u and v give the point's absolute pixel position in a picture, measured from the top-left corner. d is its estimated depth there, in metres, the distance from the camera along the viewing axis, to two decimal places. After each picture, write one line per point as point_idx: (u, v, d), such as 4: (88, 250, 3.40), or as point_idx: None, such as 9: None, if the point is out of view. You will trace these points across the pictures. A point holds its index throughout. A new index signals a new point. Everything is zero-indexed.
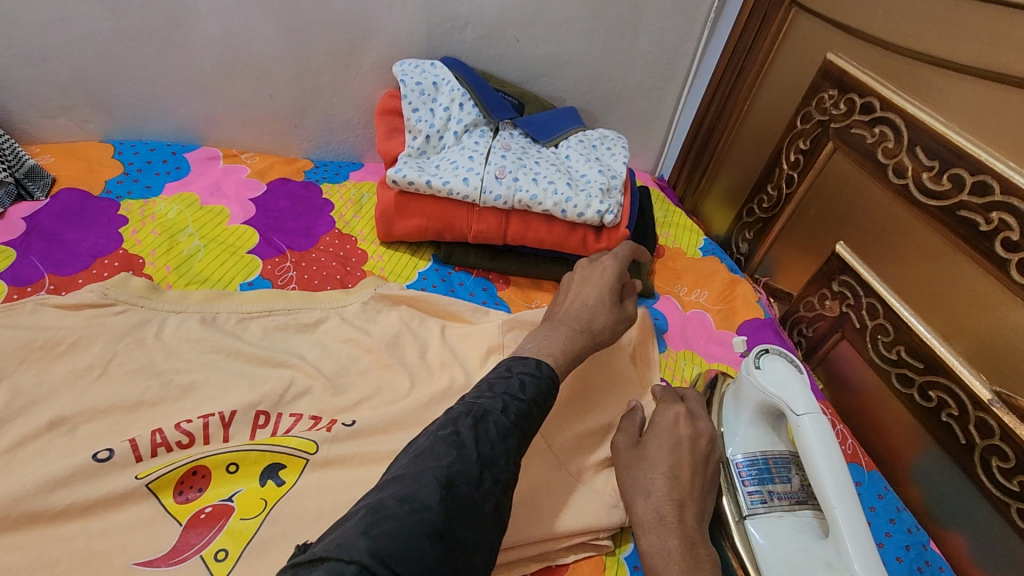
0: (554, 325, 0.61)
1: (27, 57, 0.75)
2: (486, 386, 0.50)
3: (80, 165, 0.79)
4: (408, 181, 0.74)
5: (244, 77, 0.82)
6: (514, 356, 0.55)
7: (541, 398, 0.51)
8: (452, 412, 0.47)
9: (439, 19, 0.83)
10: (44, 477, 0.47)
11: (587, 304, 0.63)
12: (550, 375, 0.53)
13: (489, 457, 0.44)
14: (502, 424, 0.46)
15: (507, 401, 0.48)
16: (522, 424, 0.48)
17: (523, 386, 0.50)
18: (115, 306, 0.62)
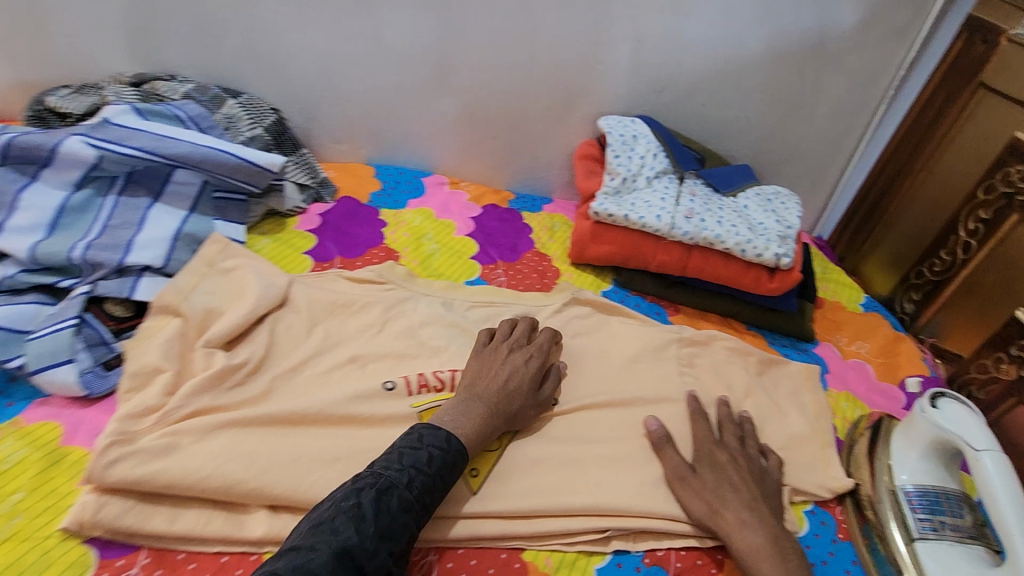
0: (471, 401, 0.64)
1: (332, 97, 0.98)
2: (395, 457, 0.56)
3: (353, 181, 1.02)
4: (608, 214, 0.88)
5: (479, 121, 1.02)
6: (426, 424, 0.60)
7: (445, 472, 0.57)
8: (360, 481, 0.53)
9: (642, 85, 0.99)
10: (356, 392, 0.65)
11: (504, 387, 0.66)
12: (457, 450, 0.58)
13: (388, 530, 0.50)
14: (405, 498, 0.52)
15: (413, 475, 0.54)
16: (425, 498, 0.54)
17: (429, 460, 0.56)
18: (388, 284, 0.82)
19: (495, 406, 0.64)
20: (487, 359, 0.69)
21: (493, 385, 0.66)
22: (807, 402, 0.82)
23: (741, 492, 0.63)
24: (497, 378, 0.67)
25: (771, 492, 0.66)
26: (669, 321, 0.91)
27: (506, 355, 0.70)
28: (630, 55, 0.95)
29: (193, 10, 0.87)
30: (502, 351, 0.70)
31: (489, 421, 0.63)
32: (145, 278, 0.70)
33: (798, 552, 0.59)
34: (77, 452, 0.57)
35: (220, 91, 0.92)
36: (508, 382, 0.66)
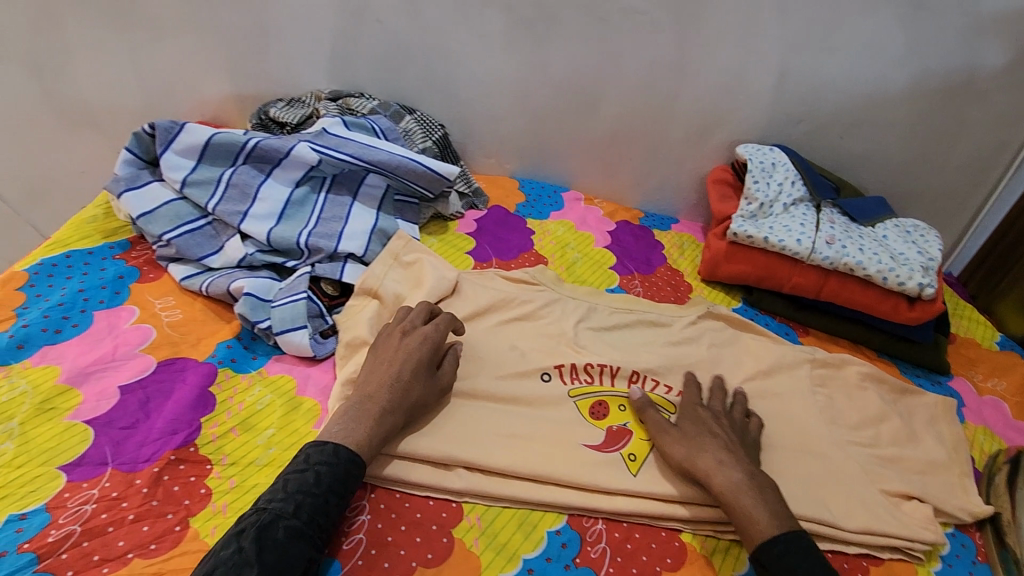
0: (366, 405, 0.61)
1: (491, 117, 1.09)
2: (280, 485, 0.54)
3: (500, 192, 1.12)
4: (748, 235, 0.93)
5: (618, 144, 1.11)
6: (314, 441, 0.58)
7: (337, 486, 0.55)
8: (243, 521, 0.52)
9: (781, 116, 1.04)
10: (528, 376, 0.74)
11: (401, 379, 0.63)
12: (348, 459, 0.57)
13: (274, 567, 0.49)
14: (292, 527, 0.51)
15: (299, 502, 0.53)
16: (318, 519, 0.53)
17: (316, 480, 0.54)
18: (540, 285, 0.91)
19: (393, 401, 0.62)
20: (382, 346, 0.67)
21: (385, 378, 0.63)
22: (943, 432, 0.84)
23: (719, 439, 0.68)
24: (391, 368, 0.64)
25: (749, 446, 0.73)
26: (800, 342, 0.95)
27: (398, 342, 0.67)
28: (773, 88, 1.01)
29: (386, 39, 1.01)
30: (394, 338, 0.68)
31: (384, 423, 0.61)
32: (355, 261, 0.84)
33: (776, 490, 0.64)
34: (309, 402, 0.68)
35: (399, 107, 1.06)
36: (400, 374, 0.63)
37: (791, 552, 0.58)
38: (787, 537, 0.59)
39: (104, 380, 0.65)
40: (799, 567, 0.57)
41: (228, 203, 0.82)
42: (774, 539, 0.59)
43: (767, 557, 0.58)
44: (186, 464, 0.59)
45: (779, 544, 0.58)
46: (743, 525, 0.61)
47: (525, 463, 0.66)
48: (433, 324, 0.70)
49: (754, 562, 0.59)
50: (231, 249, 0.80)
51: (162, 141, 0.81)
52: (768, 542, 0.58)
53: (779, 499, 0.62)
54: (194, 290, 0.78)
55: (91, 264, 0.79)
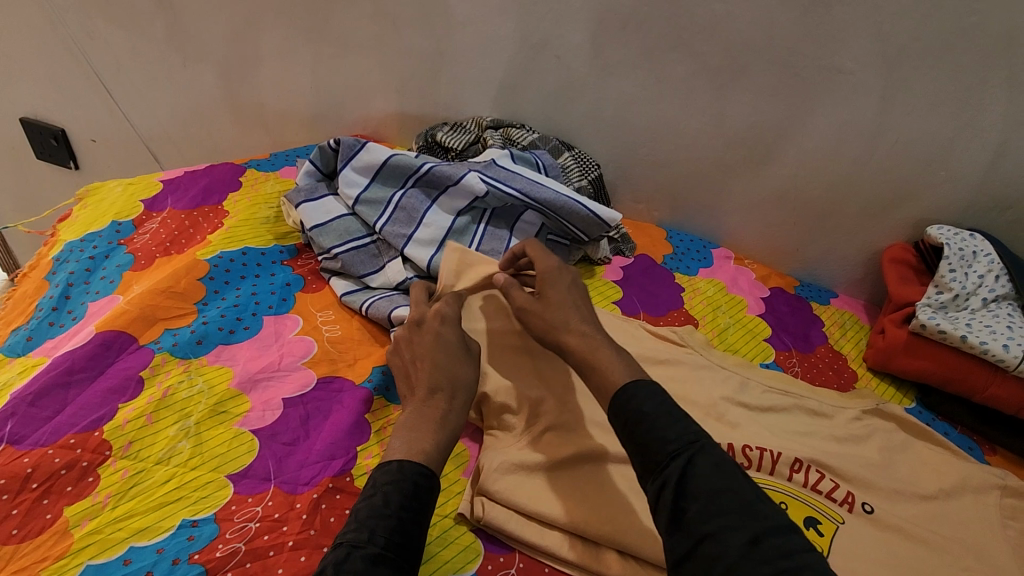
0: (416, 408, 0.57)
1: (650, 162, 1.05)
2: (353, 518, 0.48)
3: (647, 240, 1.07)
4: (939, 329, 0.83)
5: (784, 205, 1.03)
6: (376, 467, 0.52)
7: (410, 504, 0.48)
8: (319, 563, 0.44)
9: (986, 200, 0.92)
10: None
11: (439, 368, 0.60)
12: (412, 472, 0.50)
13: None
14: (370, 556, 0.44)
15: (372, 527, 0.46)
16: (397, 541, 0.46)
17: (386, 500, 0.48)
18: (689, 350, 0.85)
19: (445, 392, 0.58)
20: (408, 340, 0.64)
21: (429, 372, 0.60)
22: None
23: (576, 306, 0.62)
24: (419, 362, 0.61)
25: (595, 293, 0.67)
26: (989, 463, 0.81)
27: (423, 334, 0.64)
28: (985, 167, 0.89)
29: (560, 76, 1.00)
30: (417, 329, 0.65)
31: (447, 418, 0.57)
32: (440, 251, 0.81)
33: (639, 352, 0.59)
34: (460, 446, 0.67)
35: (558, 143, 1.05)
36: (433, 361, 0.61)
37: (645, 397, 0.52)
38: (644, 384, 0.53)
39: (270, 390, 0.66)
40: (642, 407, 0.51)
41: (395, 224, 0.83)
42: (623, 388, 0.53)
43: (623, 406, 0.52)
44: (342, 494, 0.58)
45: (627, 391, 0.53)
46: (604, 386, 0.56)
47: None
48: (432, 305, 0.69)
49: (611, 418, 0.53)
50: (392, 271, 0.80)
51: (344, 157, 0.84)
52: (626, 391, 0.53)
53: (551, 310, 0.62)
54: (353, 308, 0.78)
55: (262, 267, 0.81)
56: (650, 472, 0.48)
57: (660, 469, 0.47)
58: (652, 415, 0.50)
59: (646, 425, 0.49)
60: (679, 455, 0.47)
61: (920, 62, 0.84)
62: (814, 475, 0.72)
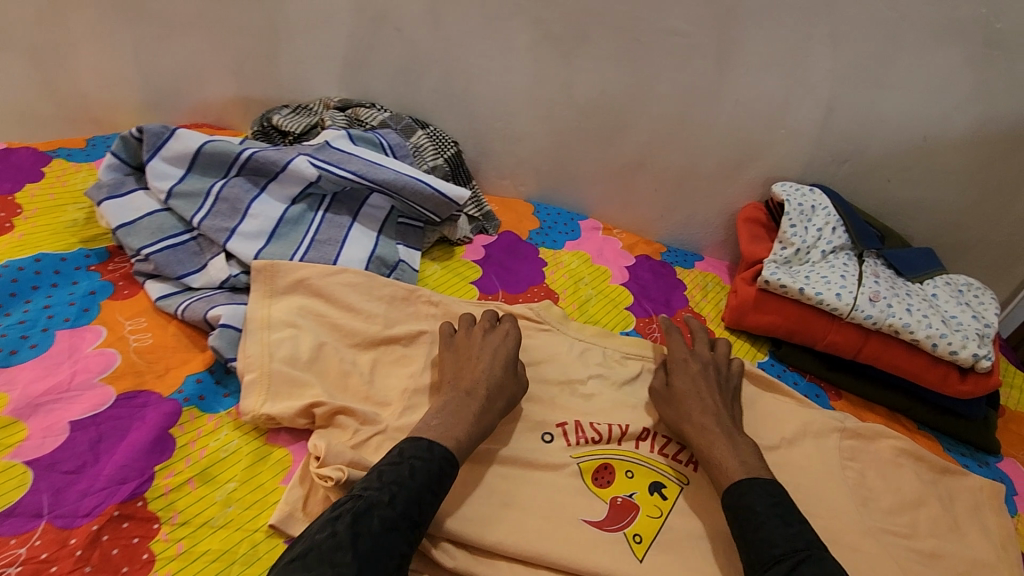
0: (465, 400, 0.63)
1: (510, 136, 1.03)
2: (376, 475, 0.54)
3: (513, 216, 1.05)
4: (781, 284, 0.85)
5: (643, 172, 1.03)
6: (407, 438, 0.58)
7: (432, 484, 0.55)
8: (341, 505, 0.52)
9: (824, 155, 0.96)
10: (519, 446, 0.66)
11: (492, 376, 0.65)
12: (441, 458, 0.57)
13: (371, 552, 0.48)
14: (387, 518, 0.51)
15: (395, 492, 0.52)
16: (413, 513, 0.52)
17: (412, 473, 0.54)
18: (543, 325, 0.83)
19: (488, 398, 0.64)
20: (462, 354, 0.69)
21: (483, 383, 0.65)
22: (990, 523, 0.73)
23: (711, 402, 0.71)
24: (479, 366, 0.66)
25: (731, 398, 0.74)
26: (831, 407, 0.85)
27: (481, 340, 0.70)
28: (819, 124, 0.93)
29: (403, 49, 0.95)
30: (476, 336, 0.70)
31: (483, 418, 0.62)
32: (253, 261, 0.73)
33: (750, 445, 0.67)
34: (281, 451, 0.61)
35: (411, 121, 1.00)
36: (492, 370, 0.66)
37: (759, 494, 0.61)
38: (757, 481, 0.62)
39: (54, 414, 0.59)
40: (754, 506, 0.59)
41: (216, 217, 0.75)
42: (738, 483, 0.62)
43: (736, 500, 0.61)
44: (130, 522, 0.52)
45: (743, 486, 0.61)
46: (714, 469, 0.65)
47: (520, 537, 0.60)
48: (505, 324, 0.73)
49: (725, 510, 0.62)
50: (214, 269, 0.74)
51: (150, 147, 0.76)
52: (740, 485, 0.62)
53: (684, 399, 0.71)
54: (168, 312, 0.71)
55: (62, 276, 0.72)
56: (754, 567, 0.56)
57: (763, 567, 0.55)
58: (763, 514, 0.58)
59: (755, 525, 0.58)
60: (782, 560, 0.55)
61: (749, 23, 0.85)
62: (661, 440, 0.72)
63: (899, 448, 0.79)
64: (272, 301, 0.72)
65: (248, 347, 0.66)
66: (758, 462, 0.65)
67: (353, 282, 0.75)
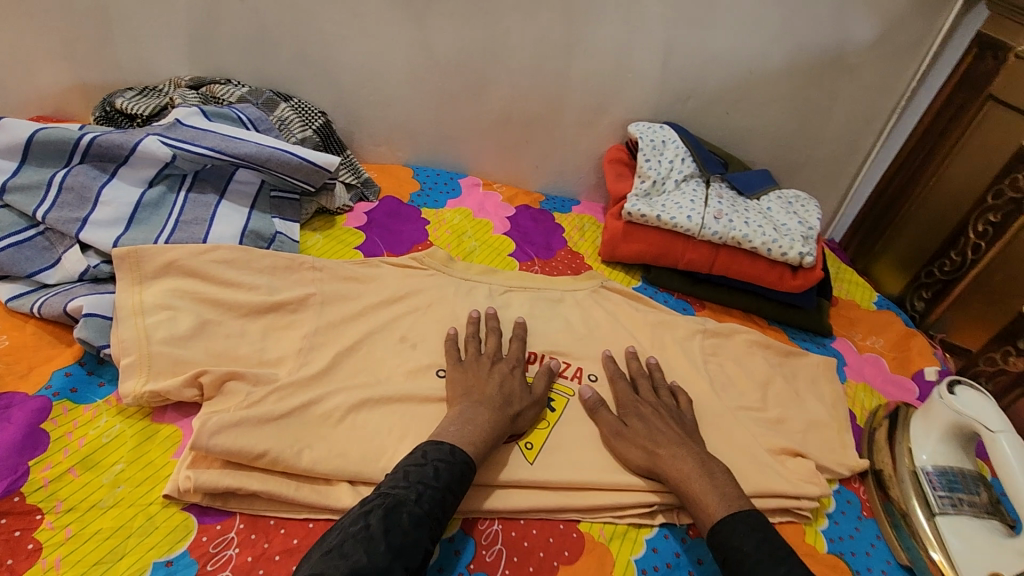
0: (476, 408, 0.65)
1: (377, 102, 1.04)
2: (402, 475, 0.56)
3: (393, 181, 1.07)
4: (641, 214, 0.94)
5: (513, 126, 1.09)
6: (429, 440, 0.60)
7: (454, 485, 0.57)
8: (368, 504, 0.53)
9: (669, 94, 1.05)
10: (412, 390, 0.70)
11: (502, 390, 0.68)
12: (464, 461, 0.59)
13: (400, 545, 0.50)
14: (414, 513, 0.53)
15: (421, 491, 0.55)
16: (436, 511, 0.54)
17: (436, 473, 0.56)
18: (427, 269, 0.89)
19: (499, 408, 0.65)
20: (471, 375, 0.70)
21: (493, 394, 0.67)
22: (824, 390, 0.87)
23: (674, 433, 0.68)
24: (493, 381, 0.69)
25: (691, 429, 0.70)
26: (697, 314, 0.96)
27: (490, 366, 0.71)
28: (660, 66, 1.01)
29: (251, 20, 0.93)
30: (487, 363, 0.72)
31: (497, 420, 0.64)
32: (112, 248, 0.70)
33: (723, 470, 0.64)
34: (169, 427, 0.61)
35: (272, 94, 0.98)
36: (506, 385, 0.69)
37: (744, 532, 0.57)
38: (742, 516, 0.59)
39: None
40: (743, 544, 0.56)
41: (63, 209, 0.72)
42: (722, 522, 0.59)
43: (723, 542, 0.57)
44: (8, 518, 0.51)
45: (726, 526, 0.58)
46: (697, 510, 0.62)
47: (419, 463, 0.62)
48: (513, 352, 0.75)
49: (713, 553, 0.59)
50: (69, 262, 0.70)
51: None
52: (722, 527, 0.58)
53: (643, 436, 0.68)
54: (24, 312, 0.67)
55: None
56: None
57: None
58: (753, 556, 0.55)
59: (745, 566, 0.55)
60: None
61: None
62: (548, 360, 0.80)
63: (751, 341, 0.91)
64: (143, 287, 0.70)
65: (120, 332, 0.64)
66: (735, 491, 0.62)
67: (228, 258, 0.75)
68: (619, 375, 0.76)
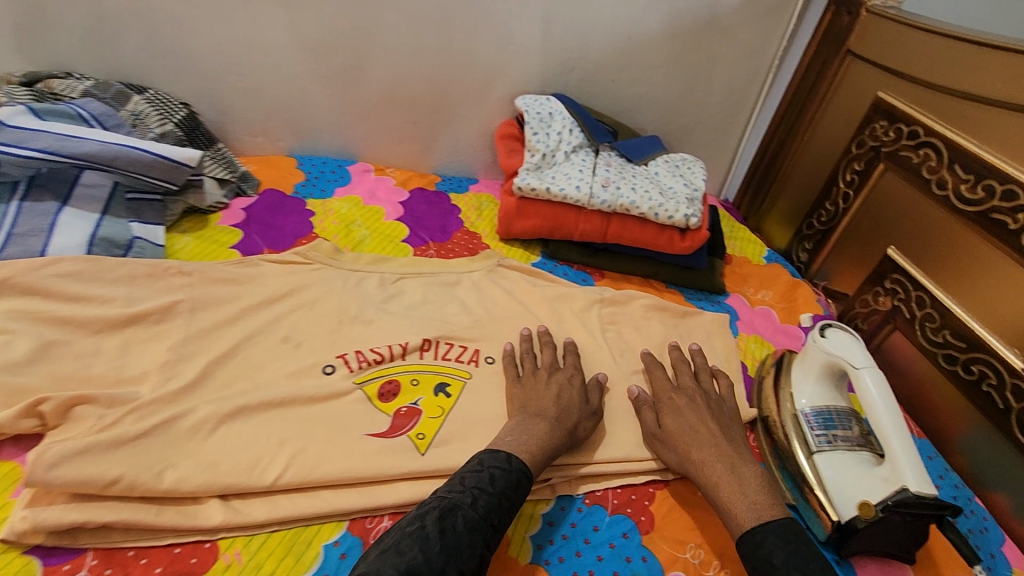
0: (533, 419, 0.66)
1: (247, 89, 0.98)
2: (459, 480, 0.57)
3: (273, 172, 1.01)
4: (531, 188, 0.93)
5: (399, 106, 1.05)
6: (486, 449, 0.62)
7: (511, 492, 0.58)
8: (425, 505, 0.55)
9: (553, 65, 1.04)
10: (293, 392, 0.66)
11: (562, 403, 0.69)
12: (520, 469, 0.60)
13: (454, 547, 0.51)
14: (469, 517, 0.54)
15: (477, 495, 0.56)
16: (491, 517, 0.55)
17: (491, 480, 0.57)
18: (313, 264, 0.84)
19: (551, 422, 0.66)
20: (530, 389, 0.71)
21: (550, 407, 0.68)
22: (718, 346, 0.90)
23: (715, 436, 0.67)
24: (550, 394, 0.69)
25: (727, 419, 0.72)
26: (596, 284, 0.97)
27: (547, 379, 0.72)
28: (541, 36, 1.00)
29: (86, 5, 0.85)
30: (542, 376, 0.72)
31: (554, 431, 0.65)
32: None
33: (756, 475, 0.63)
34: (8, 464, 0.56)
35: (123, 86, 0.90)
36: (564, 398, 0.69)
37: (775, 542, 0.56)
38: (773, 524, 0.57)
39: None
40: (770, 556, 0.55)
41: None
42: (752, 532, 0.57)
43: (752, 552, 0.56)
44: None
45: (756, 535, 0.57)
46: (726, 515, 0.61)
47: (301, 466, 0.59)
48: (570, 365, 0.75)
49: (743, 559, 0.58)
50: None
51: None
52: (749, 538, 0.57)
53: (678, 436, 0.68)
54: None
55: None
56: None
57: None
58: (783, 569, 0.54)
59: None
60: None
61: None
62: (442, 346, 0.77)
63: (648, 306, 0.92)
64: None
65: None
66: (768, 499, 0.61)
67: (74, 271, 0.70)
68: (652, 365, 0.79)
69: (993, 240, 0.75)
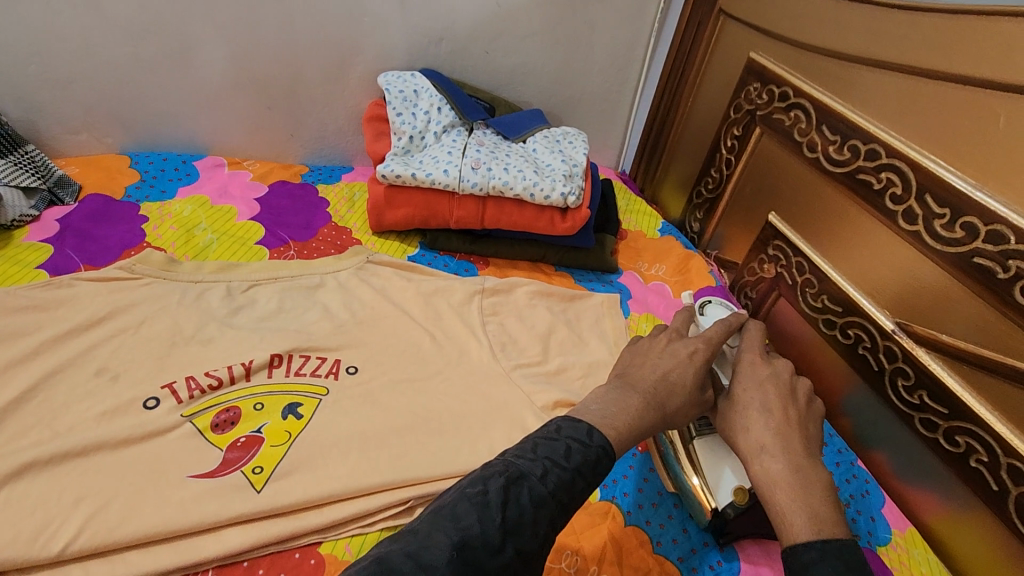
0: (627, 390, 0.58)
1: (55, 80, 0.85)
2: (531, 446, 0.48)
3: (101, 174, 0.89)
4: (396, 175, 0.85)
5: (246, 90, 0.93)
6: (565, 416, 0.53)
7: (586, 470, 0.48)
8: (489, 468, 0.46)
9: (416, 36, 0.95)
10: (96, 437, 0.56)
11: (661, 374, 0.60)
12: (601, 446, 0.50)
13: (517, 524, 0.42)
14: (536, 491, 0.44)
15: (548, 468, 0.46)
16: (562, 495, 0.46)
17: (568, 454, 0.48)
18: (142, 279, 0.73)
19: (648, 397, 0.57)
20: (640, 353, 0.64)
21: (649, 375, 0.60)
22: (607, 328, 0.85)
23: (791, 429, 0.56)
24: (655, 363, 0.62)
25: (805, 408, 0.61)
26: (479, 274, 0.90)
27: (664, 347, 0.65)
28: (397, 5, 0.91)
29: None
30: (660, 341, 0.66)
31: (648, 411, 0.56)
32: None
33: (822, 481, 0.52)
34: None
35: None
36: (668, 369, 0.61)
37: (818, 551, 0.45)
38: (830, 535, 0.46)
39: None
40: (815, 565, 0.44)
41: None
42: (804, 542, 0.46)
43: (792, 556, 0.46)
44: None
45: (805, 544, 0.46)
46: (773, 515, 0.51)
47: (100, 526, 0.51)
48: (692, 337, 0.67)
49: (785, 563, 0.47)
50: None
51: None
52: (799, 550, 0.46)
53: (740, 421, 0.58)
54: None
55: None
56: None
57: None
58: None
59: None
60: None
61: None
62: (294, 361, 0.69)
63: (532, 293, 0.87)
64: None
65: None
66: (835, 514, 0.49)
67: None
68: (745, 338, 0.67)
69: (860, 201, 0.74)
